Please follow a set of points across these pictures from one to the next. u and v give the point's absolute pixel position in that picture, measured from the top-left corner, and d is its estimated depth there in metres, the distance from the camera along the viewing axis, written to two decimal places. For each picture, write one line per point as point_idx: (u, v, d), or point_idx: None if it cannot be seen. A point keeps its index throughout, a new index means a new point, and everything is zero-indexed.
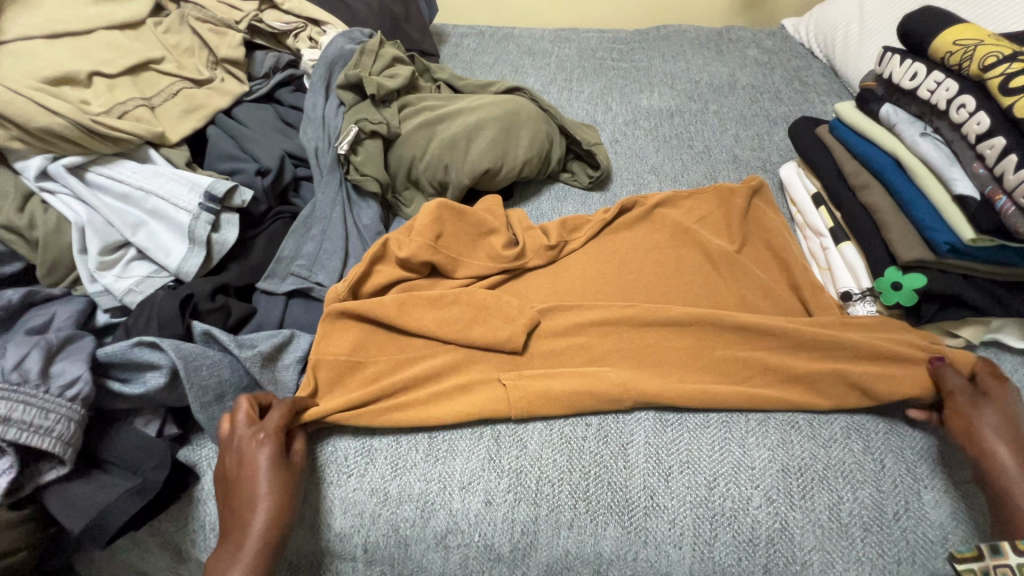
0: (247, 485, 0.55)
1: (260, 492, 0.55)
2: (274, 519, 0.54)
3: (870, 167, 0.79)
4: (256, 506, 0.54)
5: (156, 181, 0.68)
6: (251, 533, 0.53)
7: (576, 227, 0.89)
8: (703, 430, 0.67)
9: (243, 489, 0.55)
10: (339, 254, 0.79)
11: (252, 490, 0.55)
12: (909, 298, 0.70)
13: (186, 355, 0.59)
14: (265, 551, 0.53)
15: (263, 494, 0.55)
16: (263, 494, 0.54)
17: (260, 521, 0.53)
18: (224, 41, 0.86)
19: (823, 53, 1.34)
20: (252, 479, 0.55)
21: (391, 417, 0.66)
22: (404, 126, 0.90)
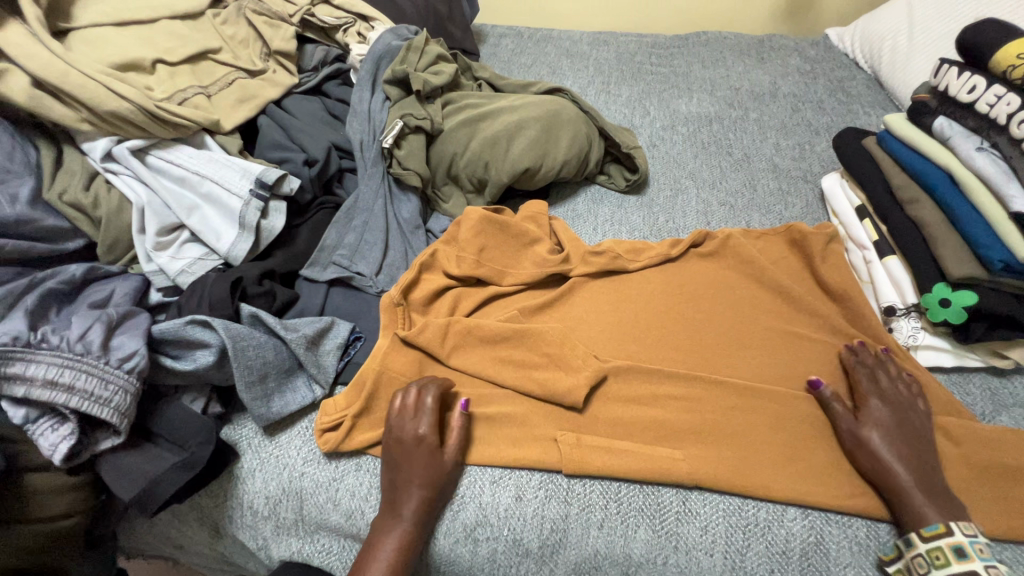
0: (401, 474, 0.61)
1: (418, 478, 0.61)
2: (419, 503, 0.60)
3: (921, 181, 0.77)
4: (406, 492, 0.60)
5: (211, 167, 0.70)
6: (398, 518, 0.59)
7: (636, 250, 0.88)
8: (737, 440, 0.67)
9: (402, 474, 0.61)
10: (379, 245, 0.81)
11: (405, 481, 0.61)
12: (956, 316, 0.69)
13: (235, 336, 0.61)
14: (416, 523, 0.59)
15: (417, 479, 0.61)
16: (430, 479, 0.61)
17: (412, 503, 0.60)
18: (278, 33, 0.87)
19: (867, 64, 1.32)
20: (412, 468, 0.61)
21: None
22: (447, 122, 0.91)
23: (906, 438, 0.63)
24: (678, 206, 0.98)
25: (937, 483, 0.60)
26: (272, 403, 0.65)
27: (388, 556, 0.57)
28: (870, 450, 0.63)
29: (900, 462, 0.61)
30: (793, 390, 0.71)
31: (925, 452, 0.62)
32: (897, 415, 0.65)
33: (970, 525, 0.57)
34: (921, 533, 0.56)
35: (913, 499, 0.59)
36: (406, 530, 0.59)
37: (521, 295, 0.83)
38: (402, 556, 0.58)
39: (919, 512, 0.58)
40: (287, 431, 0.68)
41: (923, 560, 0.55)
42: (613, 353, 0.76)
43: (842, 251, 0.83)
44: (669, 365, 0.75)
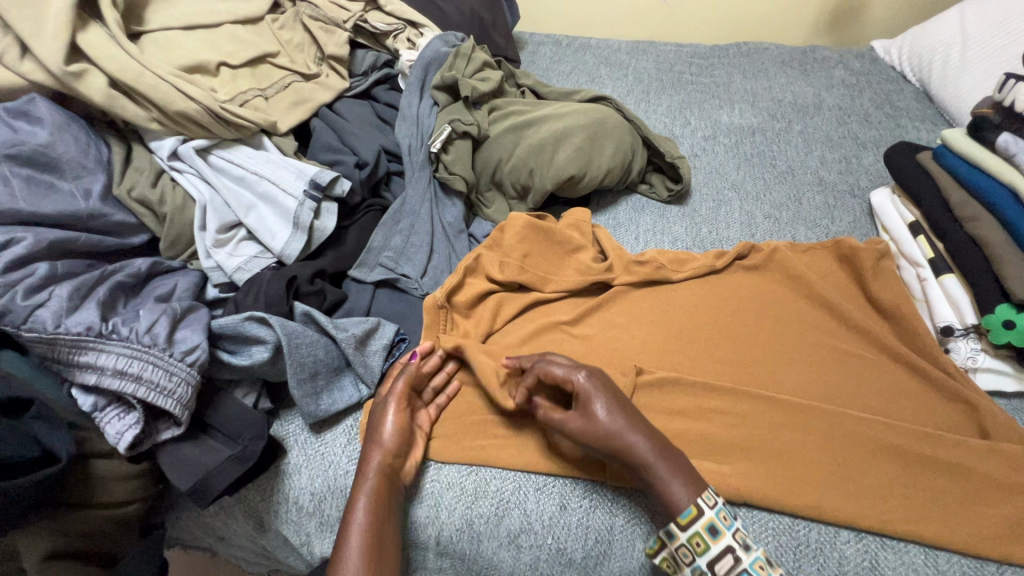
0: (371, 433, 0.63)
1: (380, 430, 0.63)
2: (383, 457, 0.61)
3: (982, 198, 0.75)
4: (374, 450, 0.62)
5: (269, 168, 0.72)
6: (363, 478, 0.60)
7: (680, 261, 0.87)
8: (786, 457, 0.65)
9: (375, 432, 0.63)
10: (425, 249, 0.82)
11: (376, 438, 0.62)
12: (1022, 338, 0.66)
13: (290, 334, 0.62)
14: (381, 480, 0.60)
15: (385, 436, 0.62)
16: (393, 436, 0.63)
17: (376, 456, 0.61)
18: (332, 39, 0.89)
19: (915, 77, 1.29)
20: (383, 425, 0.63)
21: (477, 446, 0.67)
22: (492, 128, 0.92)
23: (622, 407, 0.61)
24: (721, 218, 0.97)
25: (667, 447, 0.59)
26: (321, 401, 0.66)
27: (362, 514, 0.57)
28: (602, 431, 0.59)
29: (629, 435, 0.59)
30: (845, 408, 0.69)
31: (648, 421, 0.61)
32: (606, 385, 0.63)
33: (714, 494, 0.57)
34: (679, 521, 0.56)
35: (660, 474, 0.57)
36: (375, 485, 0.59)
37: (563, 302, 0.83)
38: (377, 510, 0.58)
39: (667, 492, 0.57)
40: (333, 429, 0.69)
41: (688, 552, 0.55)
42: (657, 364, 0.75)
43: (894, 268, 0.81)
44: (715, 378, 0.74)
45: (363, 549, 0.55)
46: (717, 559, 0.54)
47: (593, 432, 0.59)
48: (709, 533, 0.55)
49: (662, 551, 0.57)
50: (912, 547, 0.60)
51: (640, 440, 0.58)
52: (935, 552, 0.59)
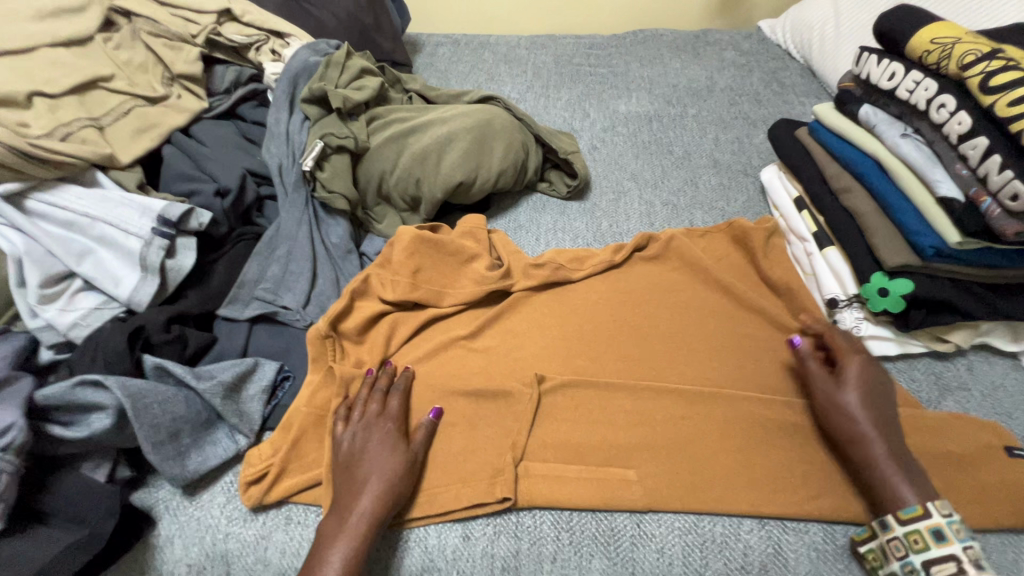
0: (354, 473, 0.58)
1: (373, 477, 0.57)
2: (376, 508, 0.56)
3: (852, 169, 0.76)
4: (357, 495, 0.56)
5: (105, 207, 0.65)
6: (349, 526, 0.54)
7: (580, 259, 0.85)
8: (688, 451, 0.64)
9: (359, 470, 0.58)
10: (305, 276, 0.76)
11: (361, 481, 0.57)
12: (896, 304, 0.67)
13: (135, 394, 0.55)
14: (369, 529, 0.54)
15: (370, 478, 0.57)
16: (387, 473, 0.58)
17: (366, 509, 0.55)
18: (180, 56, 0.81)
19: (799, 54, 1.33)
20: (369, 462, 0.59)
21: None
22: (373, 139, 0.87)
23: (869, 400, 0.61)
24: (621, 210, 0.96)
25: (904, 451, 0.58)
26: (188, 461, 0.59)
27: (338, 564, 0.52)
28: (847, 414, 0.61)
29: (873, 428, 0.59)
30: (743, 392, 0.69)
31: (892, 423, 0.60)
32: (875, 381, 0.63)
33: (946, 505, 0.54)
34: (899, 515, 0.54)
35: (890, 472, 0.57)
36: (362, 536, 0.54)
37: (462, 316, 0.79)
38: (354, 568, 0.52)
39: (894, 489, 0.56)
40: (209, 489, 0.62)
41: (900, 543, 0.54)
42: (560, 368, 0.73)
43: (783, 245, 0.83)
44: (618, 377, 0.72)
45: None
46: (936, 562, 0.51)
47: (836, 403, 0.62)
48: (935, 536, 0.52)
49: (871, 541, 0.56)
50: (814, 526, 0.60)
51: (879, 445, 0.58)
52: (832, 527, 0.60)
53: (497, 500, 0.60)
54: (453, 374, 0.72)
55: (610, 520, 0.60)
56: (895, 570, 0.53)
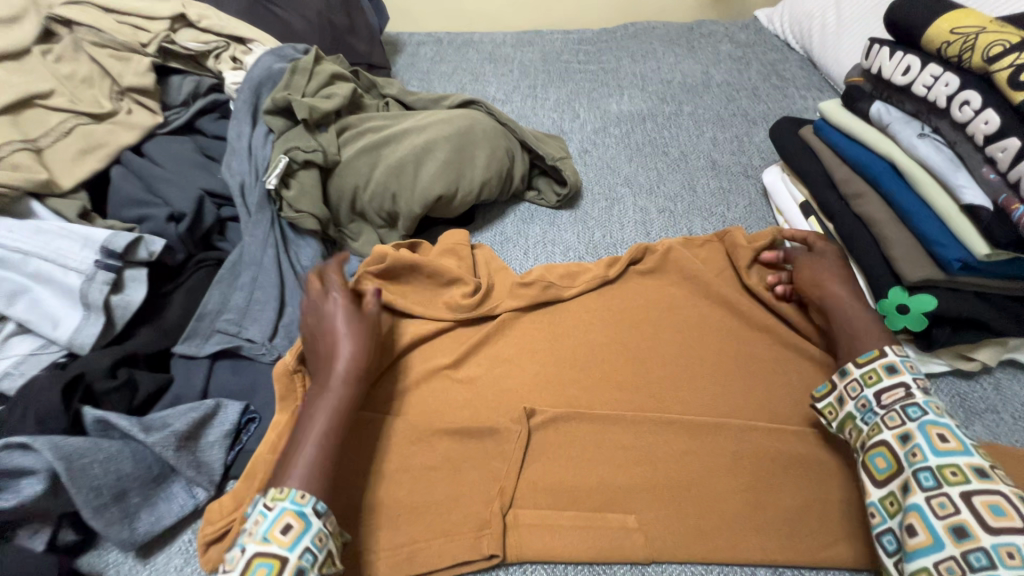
0: (323, 336, 0.60)
1: (342, 338, 0.59)
2: (352, 357, 0.58)
3: (864, 172, 0.70)
4: (334, 351, 0.59)
5: (39, 241, 0.59)
6: (330, 380, 0.57)
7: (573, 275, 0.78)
8: (692, 492, 0.58)
9: (326, 330, 0.60)
10: (272, 304, 0.69)
11: (331, 340, 0.59)
12: (918, 322, 0.61)
13: (69, 456, 0.49)
14: (347, 383, 0.57)
15: (340, 335, 0.59)
16: (353, 328, 0.60)
17: (341, 362, 0.58)
18: (129, 67, 0.74)
19: (799, 44, 1.27)
20: (332, 322, 0.60)
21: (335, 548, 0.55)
22: (344, 151, 0.80)
23: (852, 284, 0.66)
24: (614, 219, 0.90)
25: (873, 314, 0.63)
26: (138, 523, 0.53)
27: (324, 416, 0.54)
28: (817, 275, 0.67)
29: (840, 287, 0.65)
30: (750, 422, 0.64)
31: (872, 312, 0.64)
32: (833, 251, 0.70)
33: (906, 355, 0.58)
34: (858, 361, 0.58)
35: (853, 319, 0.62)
36: (342, 395, 0.56)
37: (444, 341, 0.72)
38: (341, 415, 0.55)
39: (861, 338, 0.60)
40: (165, 550, 0.56)
41: (857, 383, 0.56)
42: (551, 399, 0.67)
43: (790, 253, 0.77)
44: (615, 408, 0.66)
45: (323, 457, 0.52)
46: (888, 390, 0.54)
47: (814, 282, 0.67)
48: (886, 368, 0.55)
49: (830, 395, 0.59)
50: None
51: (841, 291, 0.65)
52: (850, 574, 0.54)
53: (483, 555, 0.54)
54: (434, 409, 0.66)
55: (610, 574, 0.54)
56: (851, 410, 0.56)
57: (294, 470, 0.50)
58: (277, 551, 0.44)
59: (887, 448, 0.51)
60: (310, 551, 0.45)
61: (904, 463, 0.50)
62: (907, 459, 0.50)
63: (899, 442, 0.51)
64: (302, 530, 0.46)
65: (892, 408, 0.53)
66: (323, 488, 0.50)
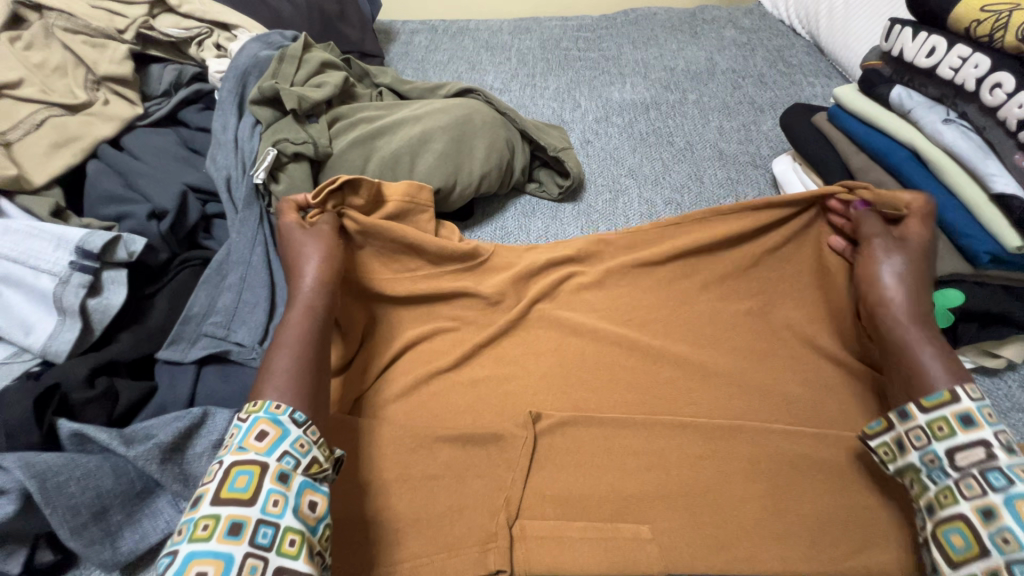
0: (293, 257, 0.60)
1: (313, 255, 0.60)
2: (319, 276, 0.59)
3: (884, 161, 0.67)
4: (301, 268, 0.59)
5: (10, 242, 0.55)
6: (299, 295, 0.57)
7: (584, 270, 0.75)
8: (707, 500, 0.55)
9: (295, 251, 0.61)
10: (262, 306, 0.65)
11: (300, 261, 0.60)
12: (942, 319, 0.59)
13: (42, 474, 0.46)
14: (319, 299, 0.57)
15: (309, 255, 0.60)
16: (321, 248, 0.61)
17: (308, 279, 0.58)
18: (105, 56, 0.70)
19: (805, 30, 1.23)
20: (300, 247, 0.61)
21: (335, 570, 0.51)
22: (336, 143, 0.76)
23: (915, 292, 0.55)
24: (619, 212, 0.86)
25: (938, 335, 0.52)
26: (120, 542, 0.50)
27: (294, 326, 0.54)
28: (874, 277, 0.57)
29: (898, 298, 0.55)
30: (767, 424, 0.60)
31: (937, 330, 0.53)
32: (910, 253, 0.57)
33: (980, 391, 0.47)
34: (922, 403, 0.47)
35: (912, 345, 0.51)
36: (309, 308, 0.56)
37: (444, 342, 0.68)
38: (312, 326, 0.54)
39: (919, 366, 0.50)
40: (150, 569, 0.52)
41: (922, 432, 0.46)
42: (558, 403, 0.63)
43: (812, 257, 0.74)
44: (624, 411, 0.63)
45: (296, 367, 0.51)
46: (964, 449, 0.44)
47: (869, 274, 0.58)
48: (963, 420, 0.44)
49: (885, 433, 0.49)
50: None
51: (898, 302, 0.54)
52: None
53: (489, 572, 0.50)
54: (435, 414, 0.62)
55: None
56: (913, 462, 0.46)
57: (268, 379, 0.49)
58: (255, 457, 0.42)
59: (965, 523, 0.42)
60: (291, 455, 0.44)
61: (988, 547, 0.40)
62: (996, 544, 0.40)
63: (982, 519, 0.41)
64: (279, 437, 0.44)
65: (971, 471, 0.43)
66: (300, 400, 0.48)
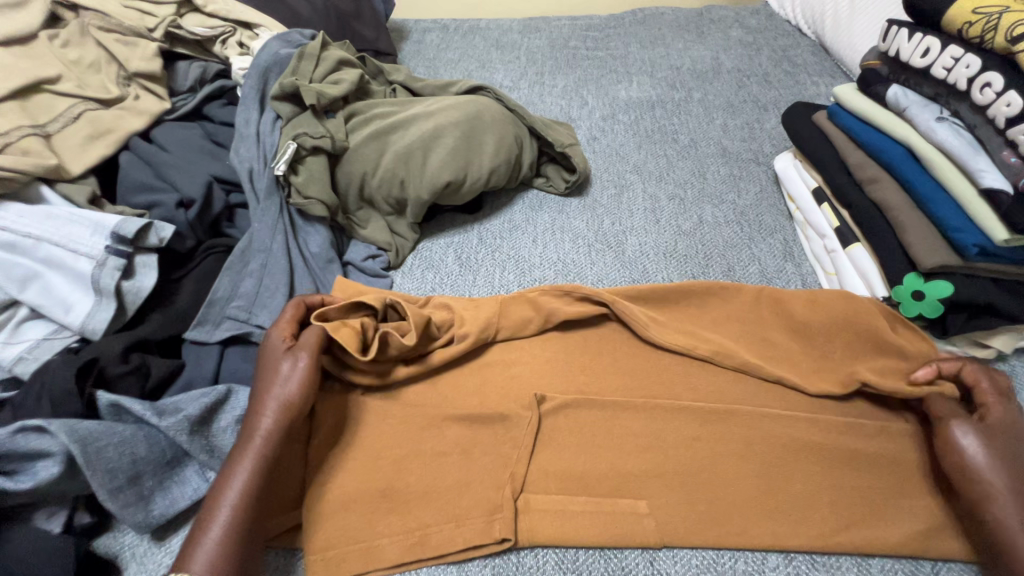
0: (263, 384, 0.56)
1: (275, 389, 0.55)
2: (280, 416, 0.54)
3: (880, 158, 0.69)
4: (263, 405, 0.54)
5: (50, 226, 0.59)
6: (255, 437, 0.52)
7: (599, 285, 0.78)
8: (702, 478, 0.58)
9: (269, 375, 0.56)
10: (281, 292, 0.69)
11: (265, 393, 0.55)
12: (932, 309, 0.62)
13: (84, 438, 0.50)
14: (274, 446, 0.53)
15: (275, 390, 0.55)
16: (290, 384, 0.56)
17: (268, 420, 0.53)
18: (136, 53, 0.74)
19: (810, 30, 1.25)
20: (269, 376, 0.56)
21: (350, 536, 0.55)
22: (352, 137, 0.80)
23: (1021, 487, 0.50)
24: (624, 206, 0.89)
25: None
26: (152, 506, 0.53)
27: (241, 480, 0.50)
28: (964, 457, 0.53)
29: (1003, 491, 0.50)
30: (762, 408, 0.63)
31: None
32: (1000, 436, 0.53)
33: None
34: None
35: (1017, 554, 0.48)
36: (260, 457, 0.51)
37: None
38: (259, 483, 0.51)
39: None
40: (179, 532, 0.56)
41: None
42: (562, 386, 0.66)
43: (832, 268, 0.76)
44: (625, 394, 0.66)
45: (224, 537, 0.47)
46: None
47: (953, 451, 0.54)
48: None
49: None
50: (847, 559, 0.54)
51: (1003, 498, 0.50)
52: (864, 559, 0.54)
53: (495, 540, 0.54)
54: (445, 395, 0.66)
55: (621, 559, 0.54)
56: None
57: (191, 556, 0.46)
58: None
59: None
60: None
61: None
62: None
63: None
64: None
65: None
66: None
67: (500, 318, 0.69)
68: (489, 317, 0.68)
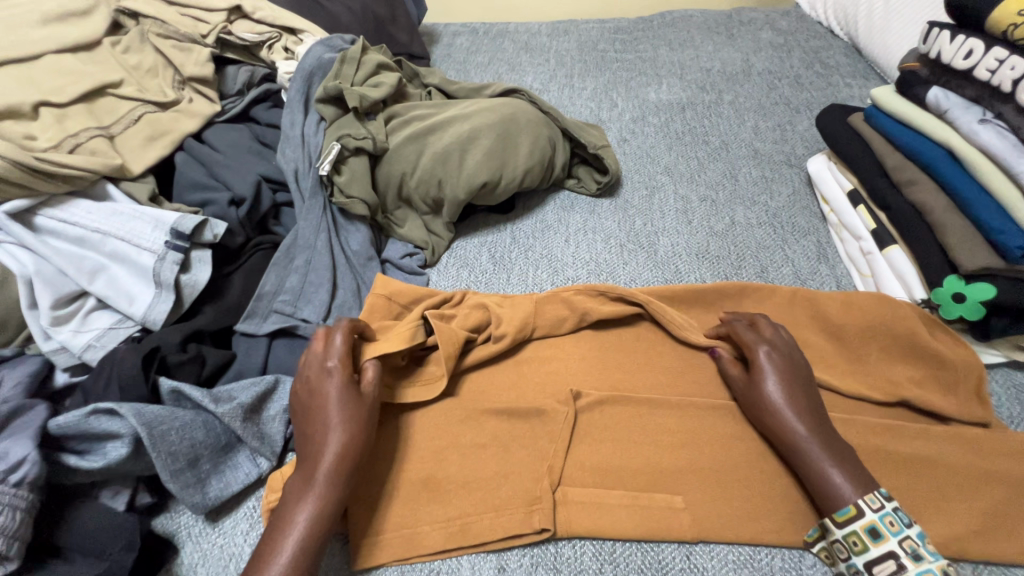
0: (316, 417, 0.54)
1: (332, 421, 0.53)
2: (340, 454, 0.52)
3: (919, 160, 0.69)
4: (322, 441, 0.53)
5: (115, 222, 0.62)
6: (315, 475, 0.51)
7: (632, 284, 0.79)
8: (738, 475, 0.59)
9: (322, 408, 0.55)
10: (325, 287, 0.72)
11: (323, 426, 0.53)
12: (973, 311, 0.62)
13: (150, 421, 0.53)
14: (338, 486, 0.51)
15: (334, 424, 0.53)
16: (347, 420, 0.54)
17: (328, 458, 0.52)
18: (190, 58, 0.78)
19: (843, 31, 1.24)
20: (323, 411, 0.54)
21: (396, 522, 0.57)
22: (391, 139, 0.82)
23: (793, 405, 0.58)
24: (655, 207, 0.90)
25: (833, 439, 0.56)
26: (208, 488, 0.56)
27: (304, 522, 0.49)
28: (756, 393, 0.60)
29: (790, 414, 0.57)
30: None
31: (832, 433, 0.57)
32: (785, 360, 0.61)
33: (881, 497, 0.51)
34: (835, 518, 0.52)
35: (815, 459, 0.54)
36: (323, 498, 0.50)
37: None
38: (322, 525, 0.49)
39: (826, 476, 0.53)
40: (231, 515, 0.58)
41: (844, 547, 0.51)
42: (597, 383, 0.68)
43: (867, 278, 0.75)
44: (659, 392, 0.67)
45: None
46: (878, 562, 0.48)
47: (750, 390, 0.61)
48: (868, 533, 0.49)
49: (820, 541, 0.53)
50: None
51: (792, 424, 0.56)
52: None
53: (534, 530, 0.55)
54: (483, 390, 0.67)
55: (656, 552, 0.56)
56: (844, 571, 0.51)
57: None
58: None
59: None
60: None
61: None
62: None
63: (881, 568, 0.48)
64: None
65: None
66: None
67: (537, 316, 0.71)
68: (526, 315, 0.70)
